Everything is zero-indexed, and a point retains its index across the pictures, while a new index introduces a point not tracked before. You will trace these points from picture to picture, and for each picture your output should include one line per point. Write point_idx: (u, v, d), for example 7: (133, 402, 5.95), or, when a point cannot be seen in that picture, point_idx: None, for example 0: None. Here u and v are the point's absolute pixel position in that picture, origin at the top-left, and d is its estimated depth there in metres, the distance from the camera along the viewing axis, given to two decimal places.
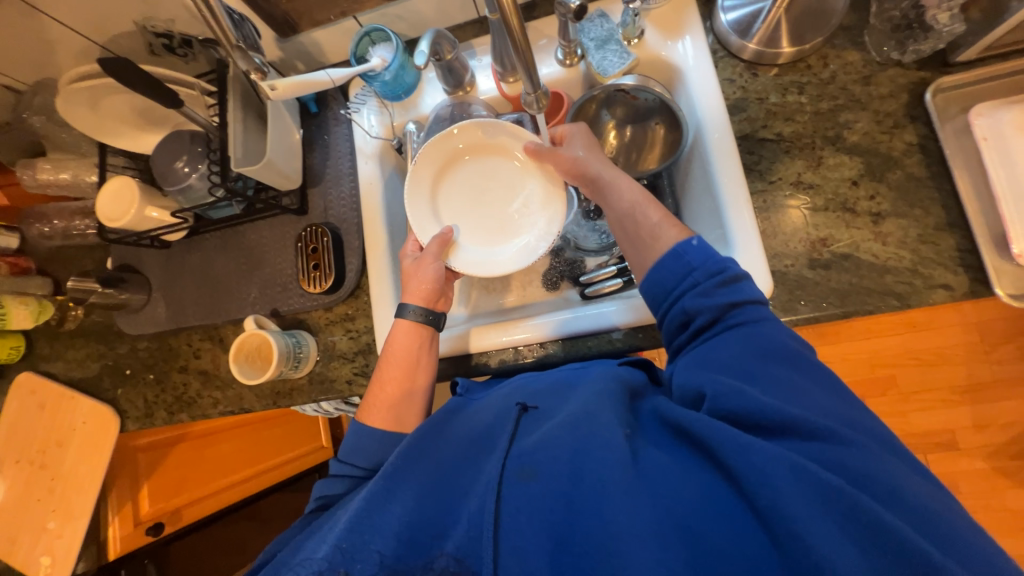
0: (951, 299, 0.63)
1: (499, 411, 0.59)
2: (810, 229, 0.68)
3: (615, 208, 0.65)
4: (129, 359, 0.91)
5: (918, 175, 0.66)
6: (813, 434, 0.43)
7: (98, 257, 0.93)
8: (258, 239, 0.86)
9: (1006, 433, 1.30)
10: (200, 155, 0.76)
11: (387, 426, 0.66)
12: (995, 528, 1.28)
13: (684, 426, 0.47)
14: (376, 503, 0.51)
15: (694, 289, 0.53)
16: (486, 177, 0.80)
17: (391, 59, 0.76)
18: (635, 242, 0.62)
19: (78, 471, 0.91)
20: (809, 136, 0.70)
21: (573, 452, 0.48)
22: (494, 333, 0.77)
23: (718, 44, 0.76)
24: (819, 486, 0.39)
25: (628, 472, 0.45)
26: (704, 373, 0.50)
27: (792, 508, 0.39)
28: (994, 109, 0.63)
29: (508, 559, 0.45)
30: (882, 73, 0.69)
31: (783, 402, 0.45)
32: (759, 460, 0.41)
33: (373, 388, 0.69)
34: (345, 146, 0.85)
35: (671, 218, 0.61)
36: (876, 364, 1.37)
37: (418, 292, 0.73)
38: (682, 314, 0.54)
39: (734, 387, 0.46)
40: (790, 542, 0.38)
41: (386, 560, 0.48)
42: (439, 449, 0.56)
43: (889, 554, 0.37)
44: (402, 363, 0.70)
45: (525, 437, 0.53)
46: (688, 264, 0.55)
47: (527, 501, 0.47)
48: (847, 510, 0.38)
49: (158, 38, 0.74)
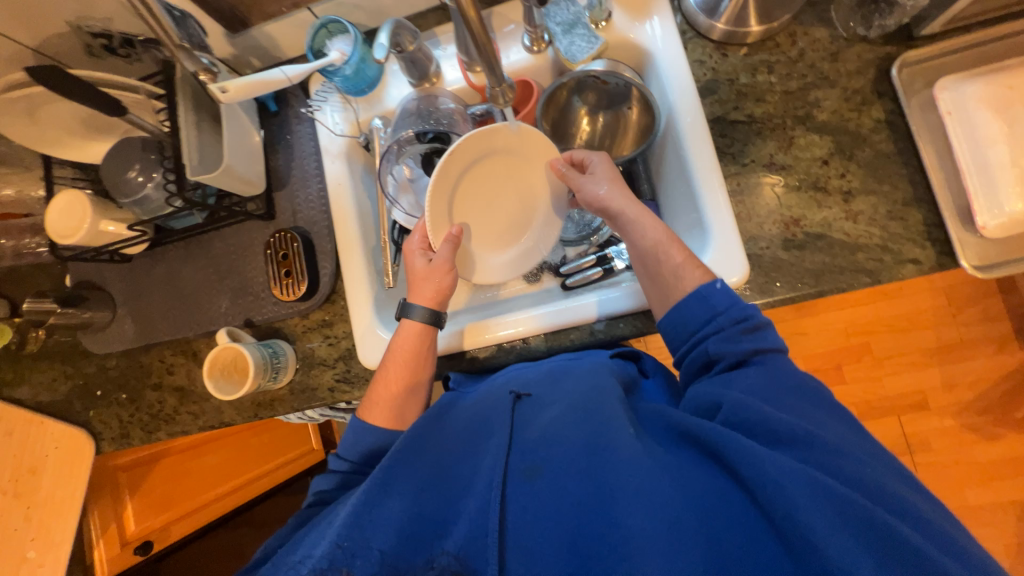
0: (920, 274, 0.64)
1: (493, 403, 0.62)
2: (783, 209, 0.68)
3: (638, 245, 0.65)
4: (99, 379, 0.88)
5: (886, 152, 0.66)
6: (825, 447, 0.46)
7: (55, 274, 0.89)
8: (226, 247, 0.82)
9: (973, 391, 1.36)
10: (154, 163, 0.72)
11: (390, 423, 0.66)
12: (964, 480, 1.35)
13: (688, 430, 0.51)
14: (374, 500, 0.53)
15: (718, 334, 0.57)
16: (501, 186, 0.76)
17: (350, 52, 0.72)
18: (657, 280, 0.64)
19: (55, 496, 0.88)
20: (780, 117, 0.70)
21: (583, 453, 0.53)
22: (484, 326, 0.76)
23: (686, 25, 0.74)
24: (832, 496, 0.42)
25: (635, 473, 0.49)
26: (720, 390, 0.53)
27: (805, 515, 0.41)
28: (959, 81, 0.63)
29: (515, 554, 0.50)
30: (849, 50, 0.69)
31: (805, 423, 0.49)
32: (767, 465, 0.44)
33: (375, 387, 0.69)
34: (309, 146, 0.82)
35: (693, 259, 0.63)
36: (852, 333, 1.41)
37: (425, 293, 0.71)
38: (704, 355, 0.57)
39: (747, 402, 0.50)
40: (798, 542, 0.42)
41: (386, 558, 0.50)
42: (437, 445, 0.58)
43: (895, 555, 0.40)
44: (406, 361, 0.69)
45: (525, 429, 0.57)
46: (712, 308, 0.58)
47: (533, 498, 0.51)
48: (855, 515, 0.41)
49: (96, 39, 0.70)
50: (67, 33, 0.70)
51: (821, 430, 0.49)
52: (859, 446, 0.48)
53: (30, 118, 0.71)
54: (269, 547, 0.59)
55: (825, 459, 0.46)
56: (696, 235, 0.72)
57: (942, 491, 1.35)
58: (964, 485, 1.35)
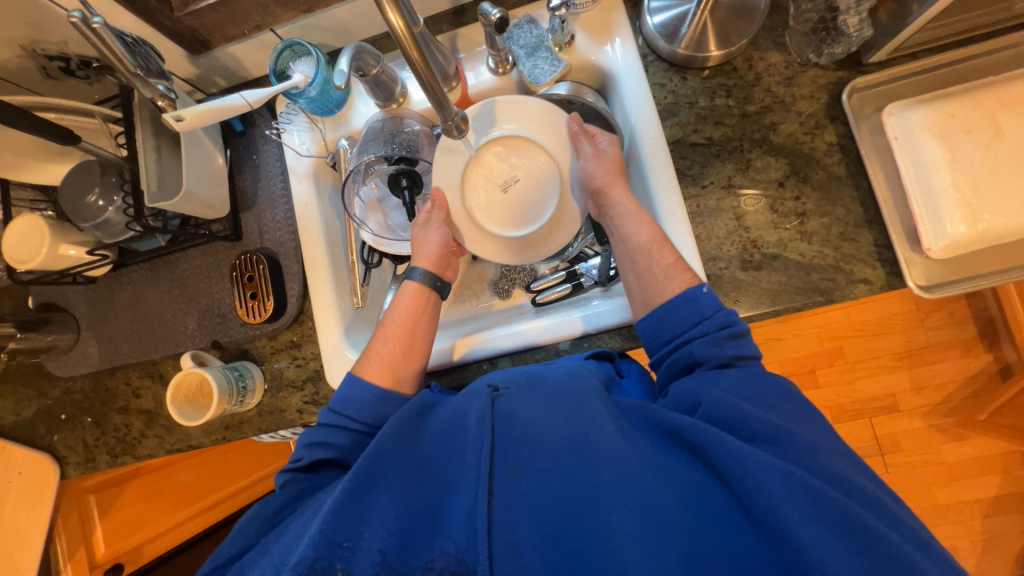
0: (871, 293, 0.66)
1: (472, 398, 0.59)
2: (742, 230, 0.69)
3: (630, 240, 0.67)
4: (64, 403, 0.86)
5: (838, 175, 0.68)
6: (799, 444, 0.49)
7: (18, 298, 0.87)
8: (192, 269, 0.82)
9: (942, 394, 1.40)
10: (114, 185, 0.71)
11: (384, 381, 0.66)
12: (933, 480, 1.39)
13: (671, 427, 0.51)
14: (359, 489, 0.50)
15: (703, 337, 0.58)
16: (522, 188, 0.76)
17: (314, 75, 0.72)
18: (645, 276, 0.65)
19: (20, 523, 0.88)
20: (737, 140, 0.71)
21: (568, 452, 0.51)
22: (463, 345, 0.76)
23: (648, 48, 0.76)
24: (808, 490, 0.44)
25: (620, 469, 0.49)
26: (702, 387, 0.55)
27: (783, 506, 0.43)
28: (905, 108, 0.65)
29: (502, 552, 0.47)
30: (804, 74, 0.71)
31: (779, 419, 0.51)
32: (748, 460, 0.45)
33: (371, 345, 0.69)
34: (276, 166, 0.82)
35: (681, 263, 0.65)
36: (824, 338, 1.44)
37: (426, 257, 0.74)
38: (688, 357, 0.59)
39: (728, 400, 0.52)
40: (782, 540, 0.42)
41: (386, 559, 0.47)
42: (417, 445, 0.55)
43: (869, 550, 0.42)
44: (405, 324, 0.70)
45: (508, 421, 0.55)
46: (699, 312, 0.60)
47: (518, 497, 0.49)
48: (827, 506, 0.43)
49: (53, 61, 0.70)
50: (21, 55, 0.69)
51: (798, 427, 0.51)
52: (795, 421, 0.52)
53: None
54: (243, 545, 0.55)
55: (799, 454, 0.48)
56: None
57: (912, 491, 1.39)
58: (933, 485, 1.39)
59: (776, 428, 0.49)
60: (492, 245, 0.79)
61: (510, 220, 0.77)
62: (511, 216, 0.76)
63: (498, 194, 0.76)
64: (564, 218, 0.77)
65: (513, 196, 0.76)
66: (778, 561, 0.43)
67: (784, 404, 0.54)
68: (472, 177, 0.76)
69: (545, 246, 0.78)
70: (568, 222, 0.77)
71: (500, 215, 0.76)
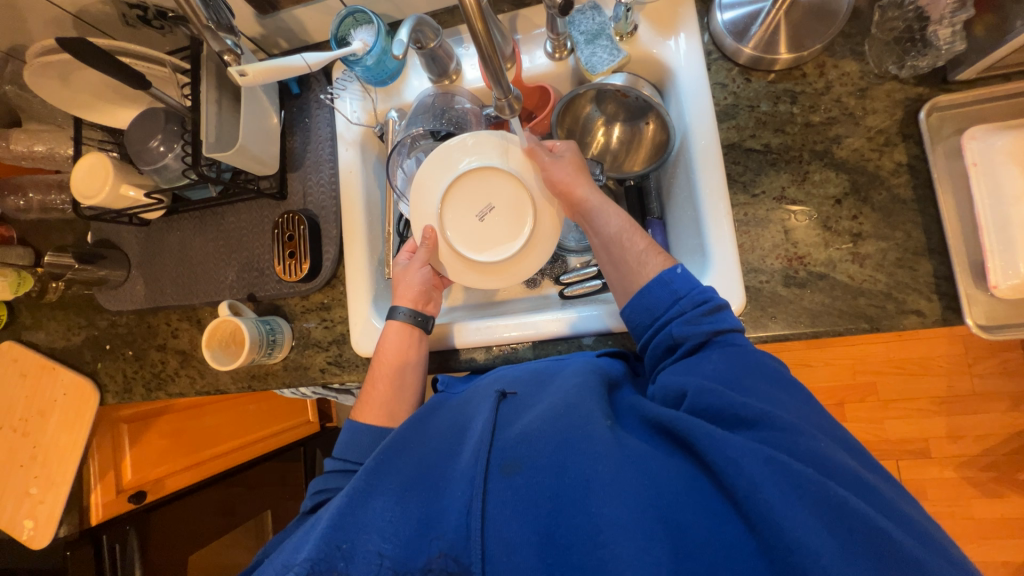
0: (922, 326, 0.62)
1: (477, 399, 0.62)
2: (789, 245, 0.66)
3: (602, 231, 0.67)
4: (109, 334, 0.92)
5: (903, 198, 0.64)
6: (784, 427, 0.47)
7: (79, 231, 0.93)
8: (236, 223, 0.85)
9: (981, 446, 1.31)
10: (175, 134, 0.74)
11: (380, 422, 0.69)
12: (956, 534, 1.31)
13: (663, 423, 0.51)
14: (359, 497, 0.51)
15: (681, 317, 0.58)
16: (495, 210, 0.75)
17: (372, 43, 0.73)
18: (620, 265, 0.65)
19: (60, 439, 0.94)
20: (797, 150, 0.68)
21: (559, 444, 0.51)
22: (482, 332, 0.76)
23: (713, 45, 0.73)
24: (788, 474, 0.43)
25: (612, 460, 0.48)
26: (685, 377, 0.54)
27: (764, 490, 0.42)
28: (989, 133, 0.60)
29: (496, 551, 0.46)
30: (879, 87, 0.67)
31: (761, 403, 0.49)
32: (729, 447, 0.45)
33: (365, 388, 0.71)
34: (325, 131, 0.84)
35: (655, 248, 0.65)
36: (859, 371, 1.37)
37: (407, 294, 0.75)
38: (668, 339, 0.58)
39: (711, 387, 0.51)
40: (766, 528, 0.41)
41: (386, 561, 0.47)
42: (422, 444, 0.58)
43: (859, 537, 0.40)
44: (393, 363, 0.72)
45: (507, 423, 0.55)
46: (674, 292, 0.59)
47: (512, 492, 0.48)
48: (811, 494, 0.42)
49: (133, 9, 0.73)
50: (103, 2, 0.73)
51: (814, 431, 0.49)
52: (804, 417, 0.50)
53: (62, 81, 0.74)
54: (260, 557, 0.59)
55: (786, 439, 0.46)
56: (697, 263, 0.71)
57: None
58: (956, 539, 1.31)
59: (788, 423, 0.47)
60: (479, 275, 0.76)
61: (492, 248, 0.75)
62: (491, 242, 0.75)
63: (477, 224, 0.75)
64: (541, 233, 0.75)
65: (491, 223, 0.75)
66: (770, 553, 0.41)
67: (784, 396, 0.51)
68: (452, 207, 0.75)
69: (529, 264, 0.76)
70: (546, 234, 0.75)
71: (482, 232, 0.75)
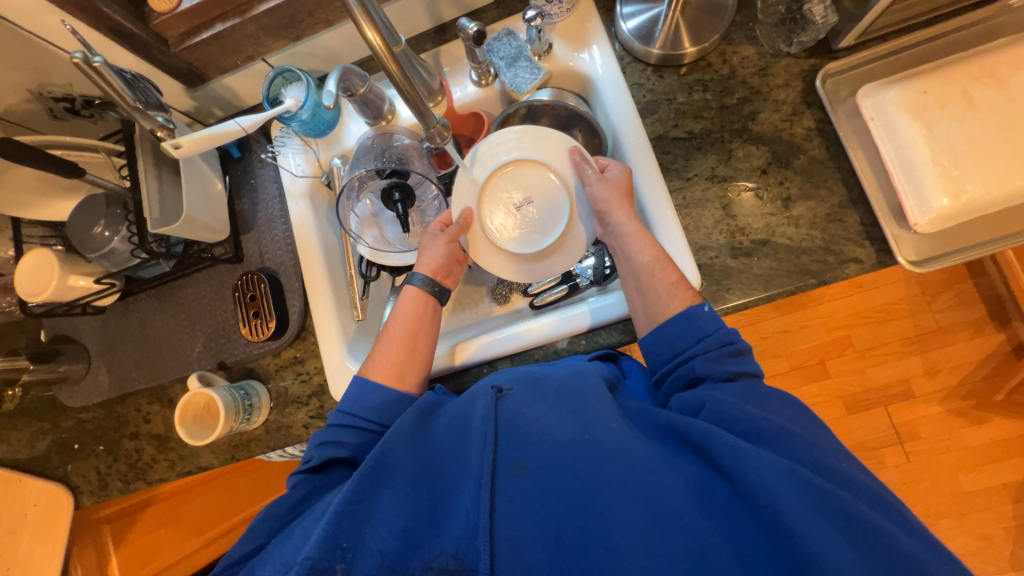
0: (863, 272, 0.67)
1: (474, 399, 0.59)
2: (729, 219, 0.70)
3: (634, 259, 0.66)
4: (76, 433, 0.88)
5: (819, 158, 0.70)
6: (804, 443, 0.48)
7: (30, 332, 0.90)
8: (196, 293, 0.84)
9: (957, 376, 1.37)
10: (118, 217, 0.74)
11: (389, 381, 0.66)
12: (956, 467, 1.35)
13: (675, 427, 0.52)
14: (365, 490, 0.50)
15: (705, 354, 0.57)
16: (533, 206, 0.78)
17: (304, 98, 0.75)
18: (648, 295, 0.65)
19: (35, 554, 0.91)
20: (718, 132, 0.73)
21: (573, 450, 0.51)
22: (473, 350, 0.76)
23: (624, 50, 0.78)
24: (810, 486, 0.43)
25: (621, 467, 0.48)
26: (705, 391, 0.55)
27: (786, 502, 0.42)
28: (878, 89, 0.66)
29: (505, 549, 0.46)
30: (777, 64, 0.73)
31: (781, 420, 0.51)
32: (748, 457, 0.45)
33: (378, 348, 0.70)
34: (273, 188, 0.85)
35: (684, 282, 0.64)
36: (831, 328, 1.42)
37: (428, 264, 0.75)
38: (690, 374, 0.58)
39: (731, 401, 0.52)
40: (782, 531, 0.42)
41: (386, 559, 0.46)
42: (428, 444, 0.55)
43: (873, 548, 0.41)
44: (407, 327, 0.71)
45: (510, 420, 0.55)
46: (701, 330, 0.59)
47: (519, 493, 0.49)
48: (829, 505, 0.43)
49: (59, 103, 0.74)
50: (28, 99, 0.72)
51: (808, 432, 0.51)
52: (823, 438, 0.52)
53: None
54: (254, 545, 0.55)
55: (798, 449, 0.48)
56: None
57: (934, 478, 1.35)
58: (957, 471, 1.35)
59: (780, 428, 0.49)
60: (503, 261, 0.78)
61: (528, 240, 0.78)
62: (522, 235, 0.78)
63: (512, 214, 0.78)
64: (569, 243, 0.77)
65: (526, 216, 0.78)
66: (787, 559, 0.42)
67: (791, 410, 0.54)
68: (491, 194, 0.78)
69: (550, 267, 0.78)
70: (574, 247, 0.77)
71: (516, 223, 0.78)
